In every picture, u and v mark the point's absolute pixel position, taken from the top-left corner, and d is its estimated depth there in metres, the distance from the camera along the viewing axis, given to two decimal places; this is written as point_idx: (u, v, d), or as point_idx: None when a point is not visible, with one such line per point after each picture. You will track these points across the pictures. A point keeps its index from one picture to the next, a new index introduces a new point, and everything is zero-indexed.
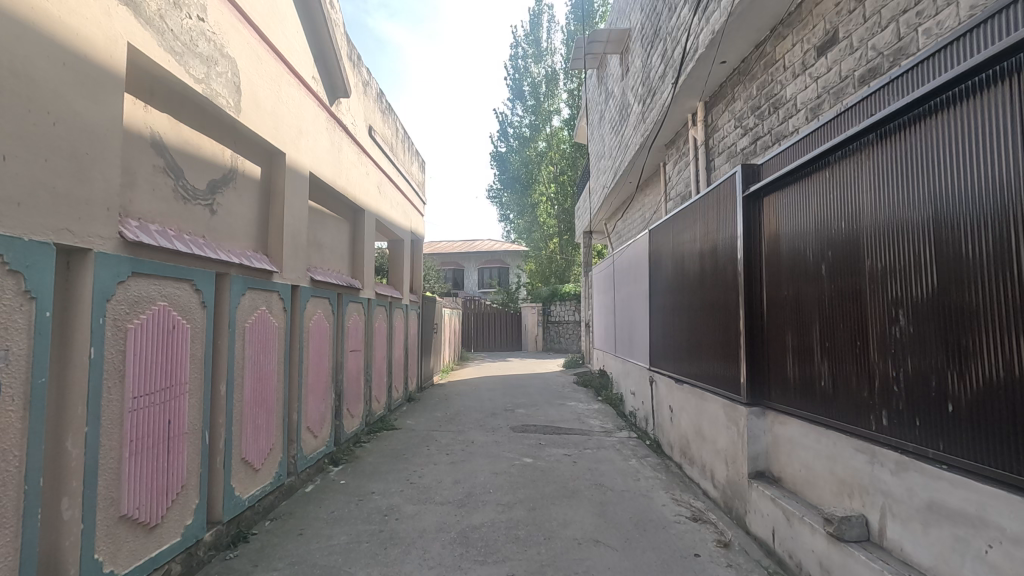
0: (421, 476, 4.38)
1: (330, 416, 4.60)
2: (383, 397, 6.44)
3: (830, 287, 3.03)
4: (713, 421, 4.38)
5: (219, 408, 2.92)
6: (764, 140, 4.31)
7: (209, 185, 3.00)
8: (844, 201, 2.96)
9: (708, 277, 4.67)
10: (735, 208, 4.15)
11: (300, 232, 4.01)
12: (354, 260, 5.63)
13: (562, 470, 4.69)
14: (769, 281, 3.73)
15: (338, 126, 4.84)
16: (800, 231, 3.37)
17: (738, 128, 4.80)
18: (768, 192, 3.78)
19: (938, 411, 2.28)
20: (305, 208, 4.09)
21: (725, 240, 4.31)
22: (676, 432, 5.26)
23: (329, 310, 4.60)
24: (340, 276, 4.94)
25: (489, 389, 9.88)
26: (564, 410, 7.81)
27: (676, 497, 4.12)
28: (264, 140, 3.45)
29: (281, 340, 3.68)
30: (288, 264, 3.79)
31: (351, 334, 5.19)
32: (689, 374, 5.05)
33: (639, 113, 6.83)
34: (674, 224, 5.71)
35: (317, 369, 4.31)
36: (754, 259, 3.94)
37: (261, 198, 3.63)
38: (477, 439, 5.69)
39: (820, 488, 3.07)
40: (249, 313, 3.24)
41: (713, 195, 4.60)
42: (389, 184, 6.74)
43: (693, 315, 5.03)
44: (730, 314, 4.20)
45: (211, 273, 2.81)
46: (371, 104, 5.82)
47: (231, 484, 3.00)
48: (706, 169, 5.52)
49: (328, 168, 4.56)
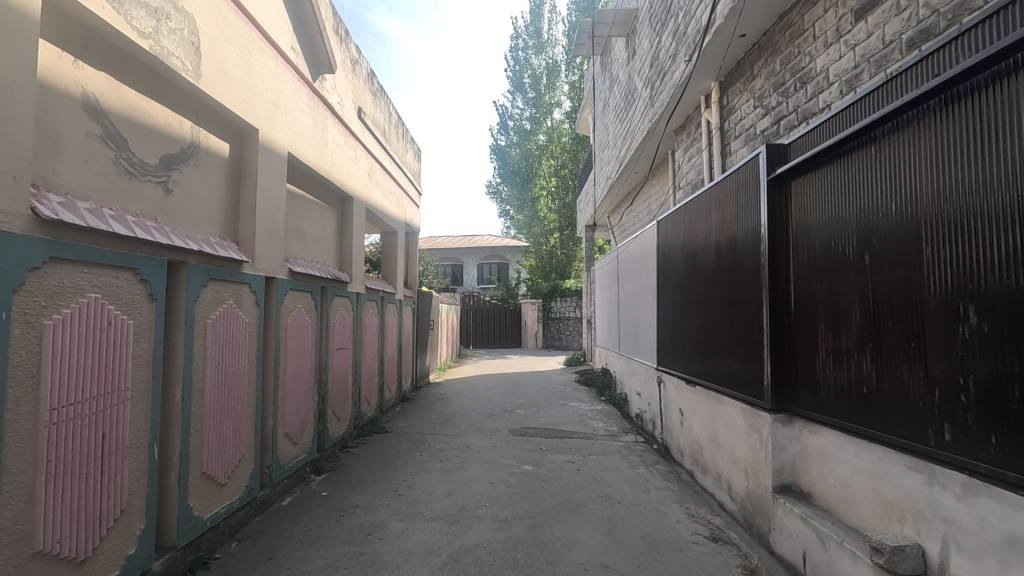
0: (411, 486, 4.00)
1: (312, 421, 4.22)
2: (374, 398, 6.06)
3: (874, 280, 2.67)
4: (731, 427, 4.00)
5: (174, 416, 2.55)
6: (789, 119, 3.92)
7: (163, 160, 2.61)
8: (892, 181, 2.58)
9: (725, 272, 4.27)
10: (757, 193, 3.75)
11: (277, 218, 3.62)
12: (340, 252, 5.23)
13: (566, 479, 4.31)
14: (797, 272, 3.35)
15: (323, 105, 4.44)
16: (835, 217, 3.01)
17: (758, 108, 4.40)
18: (796, 175, 3.40)
19: (1020, 428, 1.90)
20: (283, 192, 3.70)
21: (745, 230, 3.93)
22: (689, 438, 4.87)
23: (311, 304, 4.21)
24: (324, 268, 4.54)
25: (486, 388, 9.50)
26: (566, 411, 7.42)
27: (691, 511, 3.75)
28: (231, 112, 3.05)
29: (253, 337, 3.28)
30: (261, 253, 3.40)
31: (337, 330, 4.80)
32: (702, 374, 4.67)
33: (647, 98, 6.43)
34: (686, 215, 5.31)
35: (296, 370, 3.92)
36: (779, 249, 3.55)
37: (230, 179, 3.24)
38: (473, 444, 5.30)
39: (862, 509, 2.70)
40: (212, 307, 2.85)
41: (731, 179, 4.20)
42: (381, 172, 6.34)
43: (708, 313, 4.64)
44: (751, 310, 3.81)
45: (162, 261, 2.42)
46: (360, 85, 5.43)
47: (189, 502, 2.62)
48: (720, 155, 5.12)
49: (310, 149, 4.16)
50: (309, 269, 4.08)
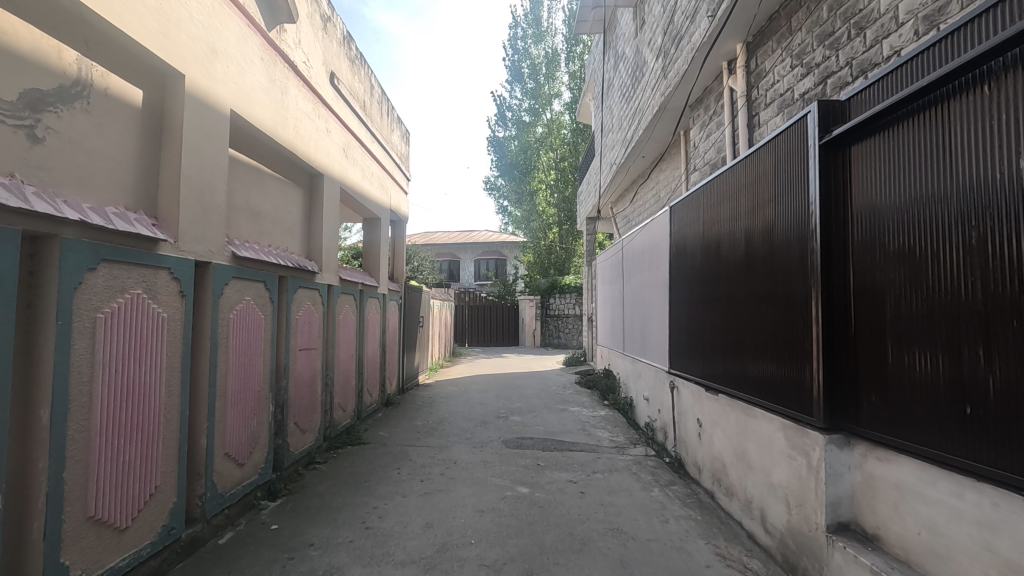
0: (380, 516, 3.32)
1: (265, 436, 3.54)
2: (350, 404, 5.38)
3: (988, 264, 2.00)
4: (766, 445, 3.35)
5: (39, 445, 1.87)
6: (841, 75, 3.26)
7: (28, 97, 1.93)
8: (1014, 130, 1.90)
9: (758, 261, 3.61)
10: (803, 163, 3.08)
11: (217, 189, 2.94)
12: (308, 238, 4.55)
13: (567, 505, 3.63)
14: (860, 256, 2.68)
15: (282, 61, 3.75)
16: (920, 187, 2.34)
17: (797, 67, 3.74)
18: (859, 136, 2.70)
19: None
20: (224, 158, 3.01)
21: (788, 208, 3.24)
22: (710, 455, 4.20)
23: (266, 298, 3.54)
24: (284, 255, 3.86)
25: (479, 390, 8.79)
26: (567, 417, 6.74)
27: (722, 550, 3.08)
28: (141, 47, 2.36)
29: (175, 336, 2.60)
30: (192, 232, 2.72)
31: (301, 328, 4.12)
32: (727, 379, 4.02)
33: (659, 69, 5.74)
34: (707, 196, 4.63)
35: (243, 376, 3.23)
36: (833, 229, 2.87)
37: (147, 135, 2.55)
38: (461, 459, 4.62)
39: (965, 569, 2.04)
40: (107, 298, 2.17)
41: (768, 151, 3.54)
42: (360, 149, 5.64)
43: (734, 309, 3.98)
44: (793, 305, 3.15)
45: (12, 233, 1.75)
46: (333, 47, 4.73)
47: (63, 559, 1.94)
48: (746, 128, 4.45)
49: (264, 110, 3.48)
50: (260, 254, 3.40)
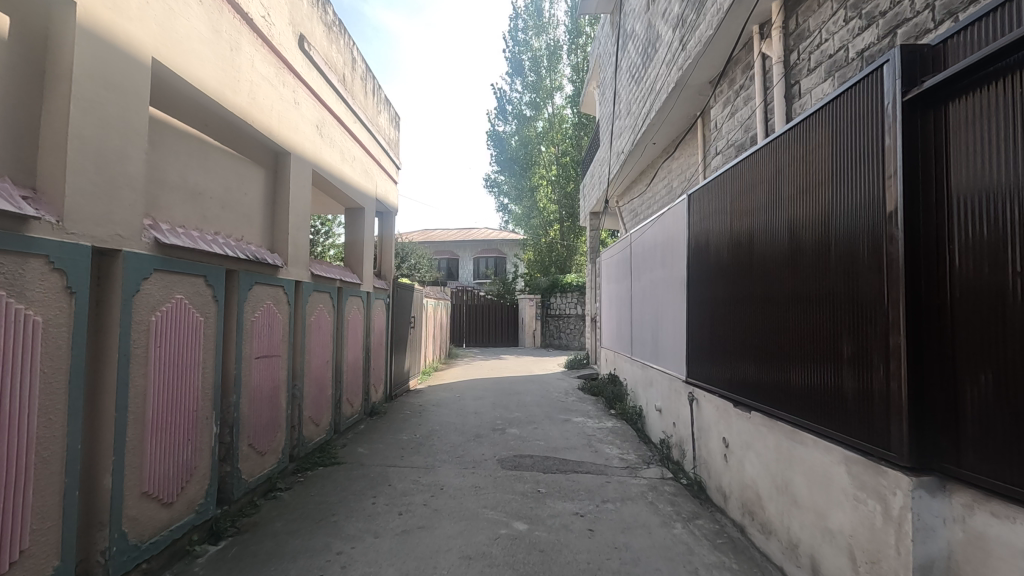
0: (343, 567, 2.68)
1: (205, 465, 2.90)
2: (325, 417, 4.74)
3: None
4: (820, 480, 2.72)
5: None
6: (920, 21, 2.62)
7: None
8: None
9: (808, 254, 2.97)
10: (875, 129, 2.43)
11: (132, 157, 2.32)
12: (271, 227, 3.91)
13: (574, 549, 3.00)
14: (963, 246, 2.03)
15: (230, 9, 3.11)
16: None
17: (854, 20, 3.10)
18: (963, 88, 2.04)
19: None
20: (144, 118, 2.39)
21: (853, 187, 2.59)
22: (740, 482, 3.58)
23: (206, 296, 2.90)
24: (234, 245, 3.22)
25: (475, 397, 8.15)
26: (569, 429, 6.11)
27: None
28: None
29: (59, 348, 1.96)
30: (90, 209, 2.09)
31: (259, 332, 3.49)
32: (763, 395, 3.39)
33: (676, 40, 5.10)
34: (734, 180, 4.00)
35: (170, 395, 2.59)
36: (921, 212, 2.22)
37: (19, 78, 1.94)
38: (448, 484, 3.98)
39: None
40: None
41: (820, 120, 2.90)
42: (339, 128, 5.01)
43: (772, 312, 3.35)
44: (861, 308, 2.50)
45: None
46: (302, 5, 4.08)
47: None
48: (784, 99, 3.81)
49: (205, 66, 2.84)
50: (195, 242, 2.75)
